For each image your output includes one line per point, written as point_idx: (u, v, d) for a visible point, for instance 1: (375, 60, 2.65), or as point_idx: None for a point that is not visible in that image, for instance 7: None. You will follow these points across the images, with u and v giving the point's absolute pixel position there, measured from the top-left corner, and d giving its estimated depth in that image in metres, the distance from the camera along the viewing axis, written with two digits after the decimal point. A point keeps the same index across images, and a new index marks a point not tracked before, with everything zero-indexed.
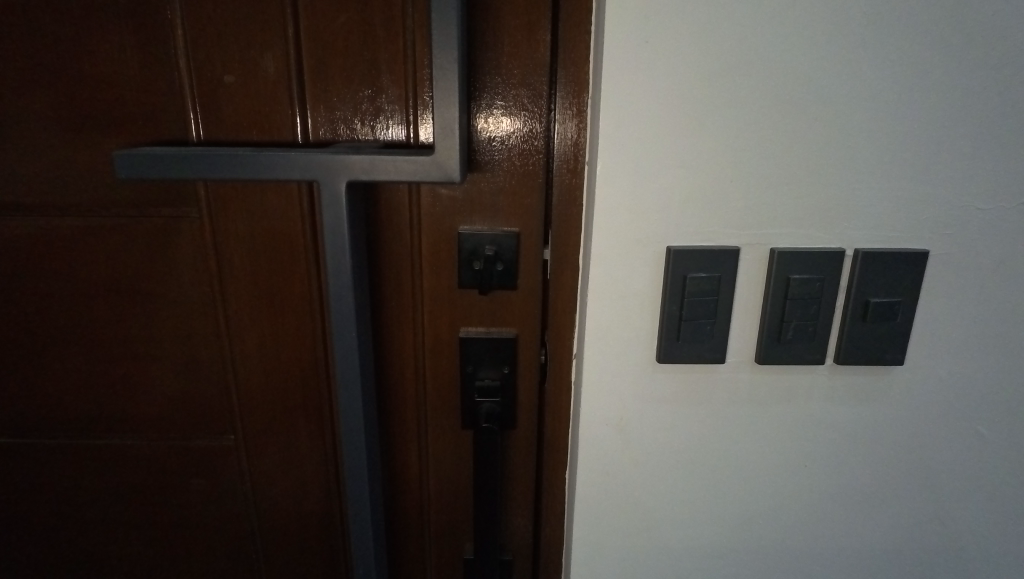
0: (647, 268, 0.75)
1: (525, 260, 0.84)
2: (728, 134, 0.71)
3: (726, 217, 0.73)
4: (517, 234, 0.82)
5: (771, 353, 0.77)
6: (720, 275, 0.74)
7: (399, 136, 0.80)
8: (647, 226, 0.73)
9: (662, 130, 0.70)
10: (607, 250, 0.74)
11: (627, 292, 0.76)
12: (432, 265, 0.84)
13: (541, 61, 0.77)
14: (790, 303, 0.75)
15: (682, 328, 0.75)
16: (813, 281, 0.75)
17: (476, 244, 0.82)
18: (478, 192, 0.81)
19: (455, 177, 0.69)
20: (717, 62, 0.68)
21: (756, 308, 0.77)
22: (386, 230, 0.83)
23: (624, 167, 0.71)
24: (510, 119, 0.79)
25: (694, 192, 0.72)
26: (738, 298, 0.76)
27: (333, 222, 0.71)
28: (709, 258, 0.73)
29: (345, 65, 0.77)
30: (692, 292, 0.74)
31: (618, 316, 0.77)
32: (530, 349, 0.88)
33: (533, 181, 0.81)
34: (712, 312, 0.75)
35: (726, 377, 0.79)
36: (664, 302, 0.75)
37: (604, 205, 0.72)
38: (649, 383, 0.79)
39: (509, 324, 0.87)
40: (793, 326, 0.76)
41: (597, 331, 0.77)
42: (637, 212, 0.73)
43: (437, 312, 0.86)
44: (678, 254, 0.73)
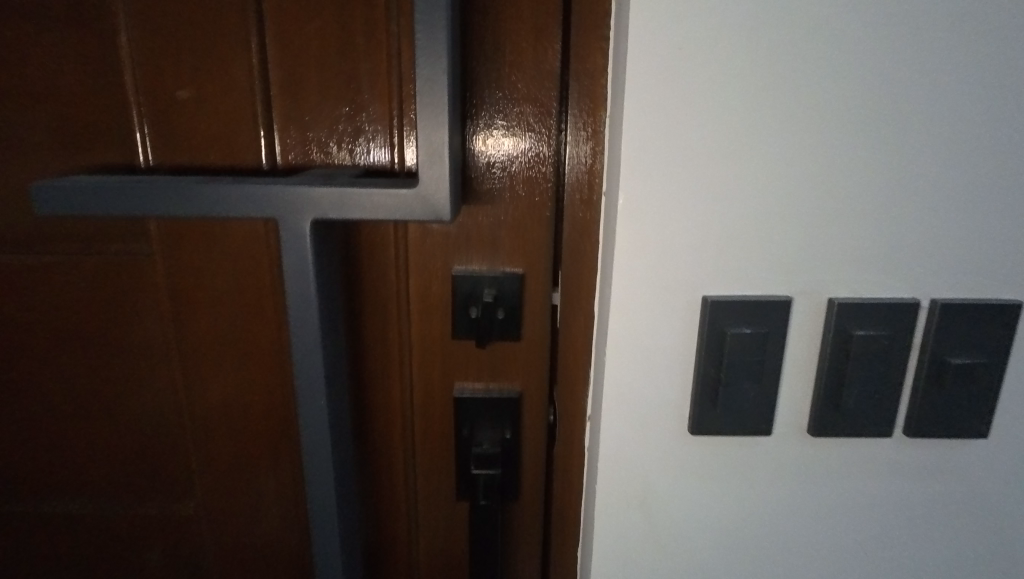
0: (677, 321, 0.62)
1: (531, 307, 0.71)
2: (782, 162, 0.57)
3: (776, 261, 0.60)
4: (523, 276, 0.69)
5: (827, 423, 0.64)
6: (769, 331, 0.61)
7: (382, 160, 0.68)
8: (680, 272, 0.60)
9: (698, 156, 0.57)
10: (630, 300, 0.61)
11: (653, 348, 0.63)
12: (422, 311, 0.71)
13: (550, 72, 0.64)
14: (852, 365, 0.62)
15: (720, 393, 0.62)
16: (880, 340, 0.61)
17: (473, 287, 0.70)
18: (476, 227, 0.68)
19: (446, 216, 0.56)
20: (768, 73, 0.55)
21: (810, 369, 0.63)
22: (368, 270, 0.71)
23: (651, 200, 0.58)
24: (514, 141, 0.67)
25: (739, 231, 0.59)
26: (789, 357, 0.63)
27: (297, 267, 0.57)
28: (755, 311, 0.60)
29: (318, 78, 0.66)
30: (733, 351, 0.61)
31: (642, 377, 0.64)
32: (538, 408, 0.75)
33: (540, 214, 0.68)
34: (757, 374, 0.62)
35: (772, 450, 0.66)
36: (697, 362, 0.62)
37: (626, 246, 0.59)
38: (678, 455, 0.66)
39: (512, 379, 0.74)
40: (855, 393, 0.62)
41: (617, 394, 0.64)
42: (666, 254, 0.59)
43: (427, 364, 0.73)
44: (716, 304, 0.60)
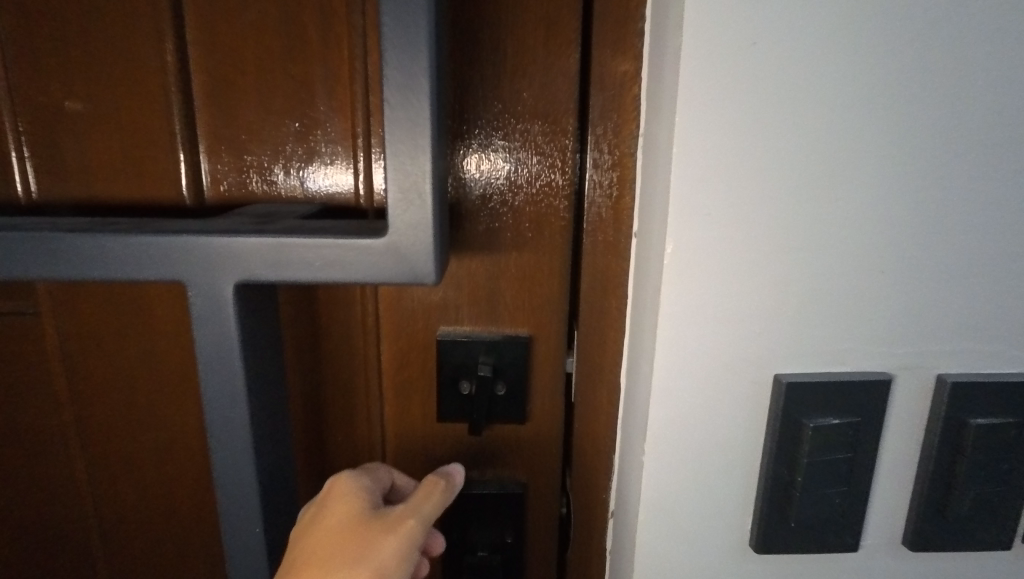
0: (738, 409, 0.46)
1: (539, 379, 0.55)
2: (886, 199, 0.42)
3: (872, 329, 0.45)
4: (529, 341, 0.54)
5: (929, 535, 0.48)
6: (861, 420, 0.46)
7: (344, 190, 0.52)
8: (744, 346, 0.44)
9: (773, 190, 0.41)
10: (678, 383, 0.45)
11: (705, 444, 0.47)
12: (398, 386, 0.55)
13: (565, 76, 0.49)
14: (967, 462, 0.47)
15: (796, 501, 0.47)
16: (1004, 430, 0.46)
17: (465, 356, 0.54)
18: (468, 278, 0.53)
19: (430, 279, 0.40)
20: (873, 78, 0.40)
21: (909, 467, 0.48)
22: (328, 332, 0.55)
23: (709, 250, 0.42)
24: (517, 166, 0.50)
25: (825, 291, 0.44)
26: (885, 453, 0.47)
27: (214, 353, 0.40)
28: (845, 396, 0.45)
29: (257, 84, 0.49)
30: (817, 448, 0.46)
31: (690, 481, 0.48)
32: (547, 502, 0.59)
33: (551, 261, 0.52)
34: (845, 476, 0.47)
35: (857, 568, 0.50)
36: (763, 459, 0.47)
37: (673, 313, 0.43)
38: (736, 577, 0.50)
39: (515, 468, 0.58)
40: (969, 496, 0.47)
41: (657, 503, 0.48)
42: (728, 322, 0.44)
43: (405, 452, 0.57)
44: (794, 389, 0.44)
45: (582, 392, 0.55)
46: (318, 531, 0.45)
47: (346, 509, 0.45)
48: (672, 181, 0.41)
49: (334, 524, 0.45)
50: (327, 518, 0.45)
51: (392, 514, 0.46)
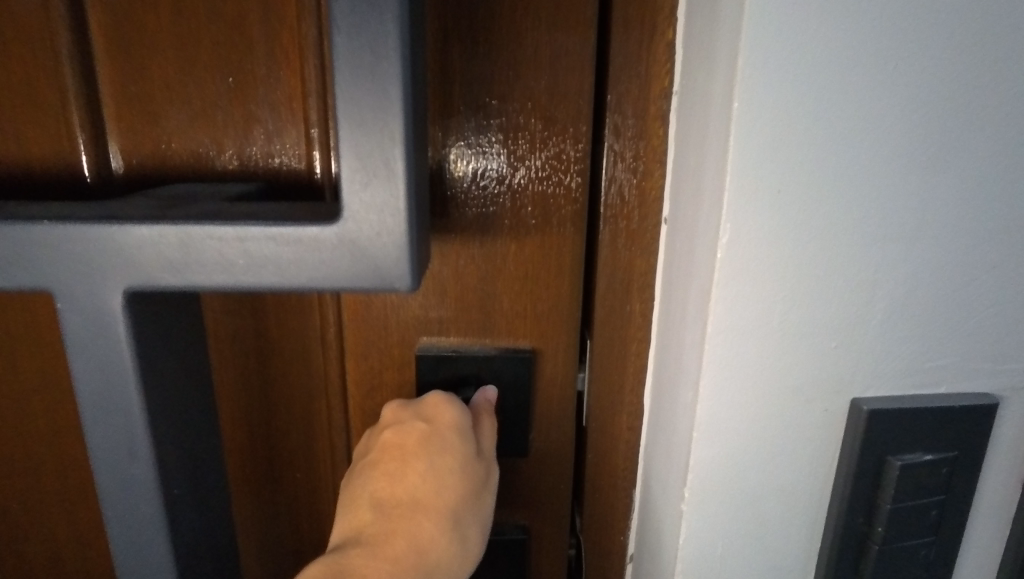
0: (804, 447, 0.35)
1: (544, 401, 0.44)
2: (1003, 172, 0.32)
3: (975, 338, 0.35)
4: (533, 355, 0.43)
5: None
6: (956, 455, 0.36)
7: (291, 166, 0.40)
8: (815, 365, 0.34)
9: (863, 158, 0.31)
10: (730, 414, 0.34)
11: (761, 492, 0.36)
12: (368, 412, 0.44)
13: (580, 14, 0.37)
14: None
15: (878, 559, 0.37)
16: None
17: (452, 374, 0.43)
18: (455, 276, 0.42)
19: (404, 284, 0.28)
20: (1000, 11, 0.30)
21: (1007, 510, 0.38)
22: (281, 345, 0.44)
23: (775, 239, 0.32)
24: (518, 132, 0.39)
25: (921, 293, 0.34)
26: (979, 492, 0.38)
27: (101, 391, 0.29)
28: (941, 426, 0.35)
29: (172, 23, 0.37)
30: (905, 492, 0.36)
31: (741, 539, 0.37)
32: (553, 547, 0.48)
33: (559, 255, 0.41)
34: (933, 524, 0.37)
35: None
36: (832, 509, 0.36)
37: (725, 322, 0.33)
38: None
39: (514, 507, 0.47)
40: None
41: (697, 569, 0.37)
42: (796, 332, 0.33)
43: None
44: (878, 418, 0.34)
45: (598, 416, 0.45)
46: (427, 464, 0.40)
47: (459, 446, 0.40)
48: (731, 147, 0.30)
49: (446, 464, 0.40)
50: (438, 455, 0.40)
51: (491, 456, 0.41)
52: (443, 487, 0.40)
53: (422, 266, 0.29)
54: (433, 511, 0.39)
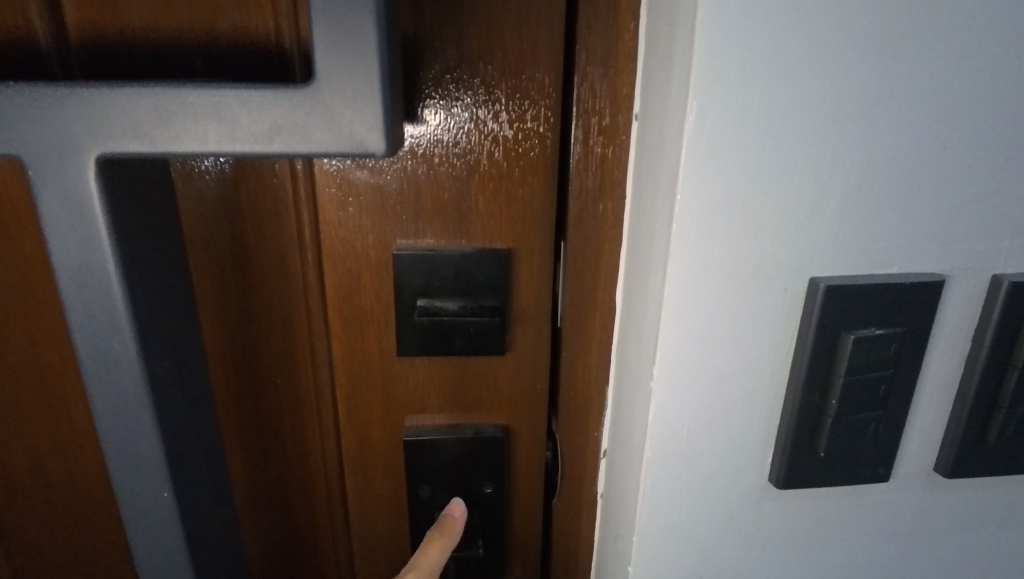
0: (766, 326, 0.37)
1: (522, 303, 0.45)
2: (958, 53, 0.33)
3: (927, 220, 0.37)
4: (511, 255, 0.44)
5: (968, 460, 0.42)
6: (905, 331, 0.38)
7: (262, 45, 0.38)
8: (777, 244, 0.36)
9: (826, 36, 0.32)
10: (696, 294, 0.36)
11: (726, 371, 0.38)
12: (348, 315, 0.45)
13: None
14: (1014, 378, 0.41)
15: (832, 430, 0.39)
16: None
17: (430, 275, 0.43)
18: (430, 178, 0.42)
19: (378, 152, 0.29)
20: None
21: (952, 387, 0.41)
22: (256, 250, 0.44)
23: (741, 119, 0.33)
24: (489, 25, 0.39)
25: (876, 175, 0.35)
26: (926, 369, 0.41)
27: (77, 265, 0.29)
28: (891, 303, 0.38)
29: None
30: (857, 367, 0.38)
31: (708, 417, 0.39)
32: (531, 449, 0.50)
33: (532, 152, 0.42)
34: (884, 397, 0.40)
35: (886, 501, 0.44)
36: (793, 385, 0.39)
37: (692, 203, 0.34)
38: (753, 527, 0.43)
39: (493, 409, 0.49)
40: (1012, 414, 0.42)
41: (667, 445, 0.39)
42: (759, 213, 0.35)
43: (359, 396, 0.47)
44: (834, 294, 0.36)
45: (572, 317, 0.46)
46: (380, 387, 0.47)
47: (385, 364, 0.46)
48: (699, 21, 0.31)
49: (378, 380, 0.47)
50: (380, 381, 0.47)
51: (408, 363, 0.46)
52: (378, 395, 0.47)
53: (396, 135, 0.29)
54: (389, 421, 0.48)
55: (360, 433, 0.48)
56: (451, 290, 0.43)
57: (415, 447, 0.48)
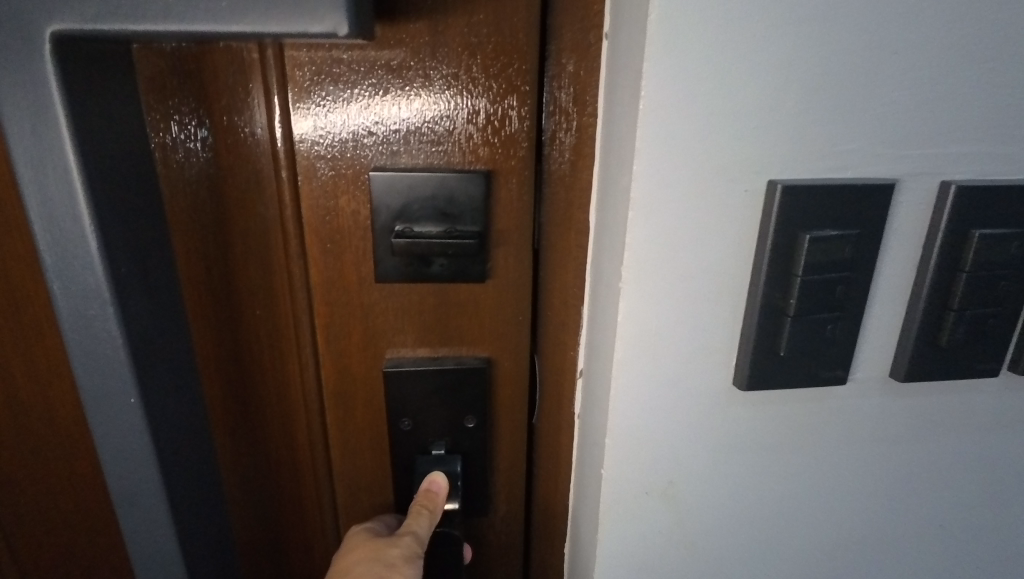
0: (734, 229, 0.37)
1: (503, 226, 0.44)
2: None
3: (890, 118, 0.36)
4: (490, 175, 0.43)
5: (923, 367, 0.42)
6: (860, 231, 0.38)
7: None
8: (754, 147, 0.35)
9: None
10: (664, 189, 0.35)
11: (693, 271, 0.37)
12: (326, 238, 0.44)
13: None
14: (966, 280, 0.40)
15: (791, 332, 0.39)
16: (1011, 246, 0.39)
17: (407, 195, 0.42)
18: (404, 95, 0.41)
19: (340, 33, 0.27)
20: None
21: (905, 291, 0.41)
22: (229, 171, 0.43)
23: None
24: None
25: (856, 74, 0.34)
26: (881, 272, 0.40)
27: (33, 152, 0.28)
28: (852, 200, 0.37)
29: None
30: (817, 266, 0.37)
31: (675, 320, 0.39)
32: (514, 381, 0.49)
33: (512, 67, 0.40)
34: (839, 300, 0.39)
35: (849, 408, 0.44)
36: (754, 285, 0.38)
37: (658, 84, 0.33)
38: (727, 437, 0.43)
39: (475, 340, 0.48)
40: (966, 319, 0.41)
41: (634, 348, 0.39)
42: (724, 100, 0.34)
43: (339, 325, 0.46)
44: (791, 191, 0.36)
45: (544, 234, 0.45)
46: (362, 316, 0.46)
47: (367, 291, 0.46)
48: None
49: (359, 308, 0.46)
50: (362, 310, 0.46)
51: (391, 290, 0.46)
52: (360, 324, 0.47)
53: (359, 18, 0.27)
54: (370, 352, 0.47)
55: (342, 365, 0.48)
56: (430, 211, 0.42)
57: (398, 380, 0.47)
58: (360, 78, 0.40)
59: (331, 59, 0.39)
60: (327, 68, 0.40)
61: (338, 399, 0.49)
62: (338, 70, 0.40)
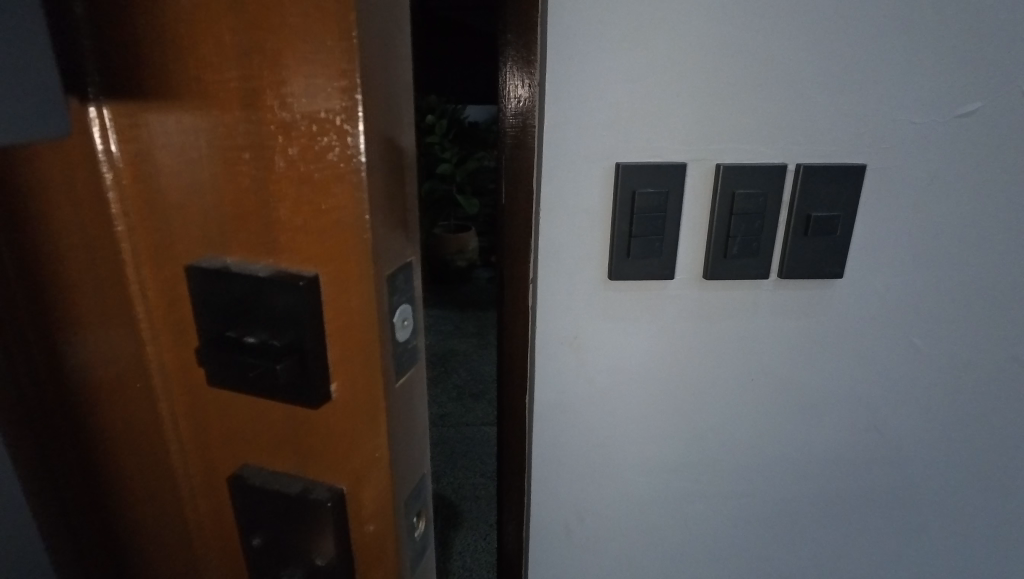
0: (597, 192, 0.73)
1: (339, 342, 0.38)
2: (682, 50, 0.68)
3: (676, 133, 0.71)
4: (320, 283, 0.36)
5: (718, 273, 0.77)
6: (668, 190, 0.72)
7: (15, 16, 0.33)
8: (607, 146, 0.71)
9: (624, 32, 0.67)
10: (560, 173, 0.72)
11: (578, 212, 0.74)
12: (180, 332, 0.43)
13: None
14: (737, 219, 0.74)
15: (632, 245, 0.74)
16: (761, 197, 0.73)
17: (238, 303, 0.38)
18: (226, 194, 0.37)
19: None
20: None
21: (703, 223, 0.76)
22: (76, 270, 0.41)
23: (578, 77, 0.69)
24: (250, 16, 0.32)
25: (665, 121, 0.71)
26: (686, 214, 0.75)
27: None
28: (666, 175, 0.72)
29: None
30: (641, 210, 0.73)
31: (575, 240, 0.76)
32: (376, 513, 0.42)
33: (332, 151, 0.33)
34: (660, 228, 0.74)
35: (676, 293, 0.79)
36: (614, 219, 0.74)
37: (553, 123, 0.70)
38: (610, 306, 0.80)
39: (323, 462, 0.42)
40: (738, 242, 0.75)
41: (552, 258, 0.77)
42: (587, 125, 0.70)
43: (200, 419, 0.45)
44: (627, 168, 0.71)
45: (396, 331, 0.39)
46: (219, 415, 0.44)
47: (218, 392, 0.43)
48: (556, 28, 0.67)
49: (214, 406, 0.44)
50: (215, 408, 0.44)
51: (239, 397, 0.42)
52: (216, 422, 0.45)
53: None
54: (228, 451, 0.45)
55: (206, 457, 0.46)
56: (261, 318, 0.38)
57: (250, 489, 0.44)
58: (185, 178, 0.37)
59: (161, 159, 0.38)
60: (159, 167, 0.38)
61: (208, 489, 0.48)
62: (169, 169, 0.38)
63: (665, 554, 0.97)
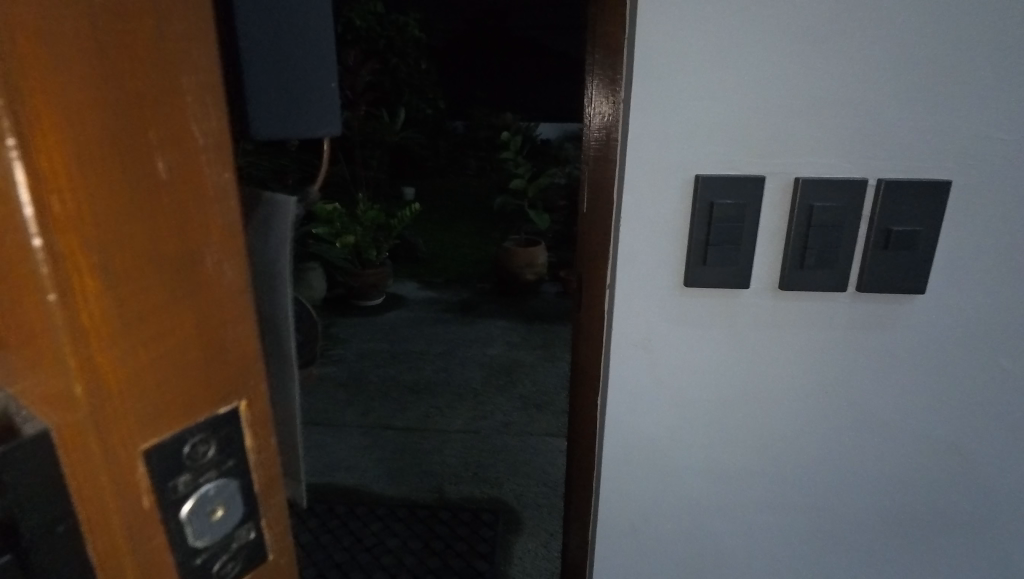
0: (676, 203, 0.78)
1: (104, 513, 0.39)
2: (759, 73, 0.72)
3: (752, 149, 0.75)
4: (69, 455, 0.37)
5: (793, 282, 0.80)
6: (745, 202, 0.77)
7: None
8: (687, 159, 0.76)
9: (703, 59, 0.72)
10: (641, 185, 0.78)
11: (657, 221, 0.79)
12: None
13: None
14: (814, 231, 0.77)
15: (708, 253, 0.79)
16: (839, 210, 0.76)
17: None
18: None
19: None
20: None
21: (779, 235, 0.79)
22: None
23: (659, 100, 0.74)
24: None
25: (742, 137, 0.75)
26: (762, 225, 0.79)
27: None
28: (744, 187, 0.76)
29: None
30: (718, 221, 0.77)
31: (652, 249, 0.81)
32: None
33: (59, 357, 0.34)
34: (736, 238, 0.78)
35: (749, 301, 0.83)
36: (691, 229, 0.79)
37: (634, 141, 0.76)
38: (684, 312, 0.84)
39: None
40: (814, 254, 0.78)
41: (631, 266, 0.82)
42: (668, 142, 0.76)
43: None
44: (705, 180, 0.76)
45: (147, 478, 0.37)
46: None
47: None
48: (640, 56, 0.73)
49: None
50: None
51: None
52: None
53: None
54: None
55: None
56: None
57: None
58: None
59: None
60: None
61: None
62: None
63: (732, 562, 0.99)
